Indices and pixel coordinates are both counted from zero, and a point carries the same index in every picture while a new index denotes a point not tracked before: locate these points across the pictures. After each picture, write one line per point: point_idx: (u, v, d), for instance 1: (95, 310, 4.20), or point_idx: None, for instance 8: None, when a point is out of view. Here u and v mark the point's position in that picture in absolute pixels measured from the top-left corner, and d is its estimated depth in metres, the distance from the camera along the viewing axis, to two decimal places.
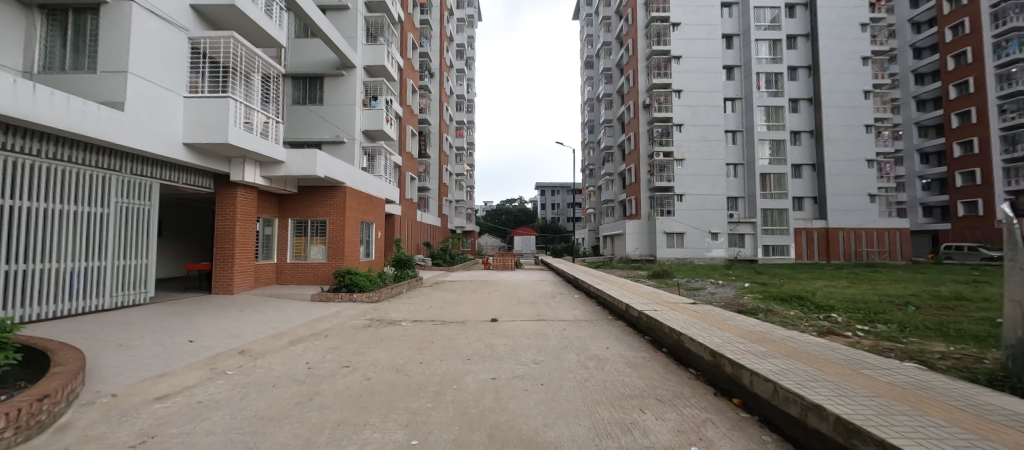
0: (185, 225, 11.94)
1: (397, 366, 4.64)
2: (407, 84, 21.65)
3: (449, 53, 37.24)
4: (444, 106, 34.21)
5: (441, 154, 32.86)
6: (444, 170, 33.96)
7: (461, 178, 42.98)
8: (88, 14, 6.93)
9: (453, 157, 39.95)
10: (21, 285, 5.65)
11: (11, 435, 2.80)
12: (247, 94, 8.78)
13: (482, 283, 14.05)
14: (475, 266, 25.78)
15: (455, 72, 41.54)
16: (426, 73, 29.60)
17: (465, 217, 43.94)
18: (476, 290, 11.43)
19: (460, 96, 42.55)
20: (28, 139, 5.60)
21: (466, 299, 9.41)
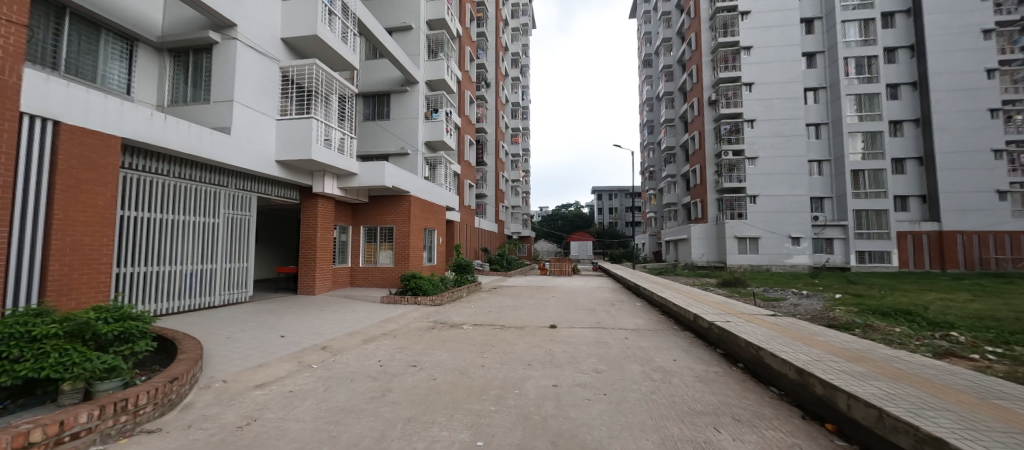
0: (276, 232, 13.46)
1: (460, 368, 4.78)
2: (465, 95, 22.49)
3: (504, 63, 38.04)
4: (501, 114, 35.01)
5: (497, 161, 33.57)
6: (500, 177, 34.61)
7: (517, 184, 43.58)
8: (204, 53, 8.10)
9: (508, 163, 40.64)
10: (157, 283, 6.81)
11: (151, 410, 3.48)
12: (328, 113, 9.66)
13: (539, 288, 14.02)
14: (531, 272, 25.88)
15: (510, 81, 42.43)
16: (483, 83, 30.50)
17: (521, 223, 44.22)
18: (534, 296, 11.45)
19: (516, 104, 43.42)
20: (159, 161, 6.77)
21: (524, 304, 9.46)
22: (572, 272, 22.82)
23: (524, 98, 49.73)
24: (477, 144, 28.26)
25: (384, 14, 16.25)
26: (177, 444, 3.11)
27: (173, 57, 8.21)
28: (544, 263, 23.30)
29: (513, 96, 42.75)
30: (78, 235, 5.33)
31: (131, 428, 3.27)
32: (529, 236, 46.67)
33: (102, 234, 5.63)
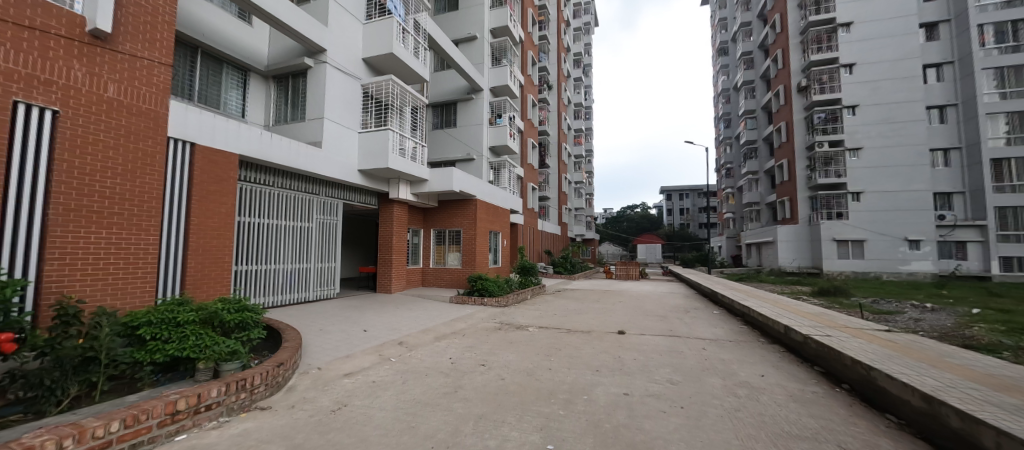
0: (358, 235, 14.75)
1: (528, 370, 4.80)
2: (528, 99, 22.72)
3: (566, 64, 37.89)
4: (563, 116, 34.83)
5: (560, 164, 33.35)
6: (563, 179, 34.36)
7: (580, 186, 43.02)
8: (300, 77, 9.13)
9: (571, 165, 40.29)
10: (265, 279, 7.84)
11: (264, 389, 4.08)
12: (402, 124, 10.34)
13: (605, 292, 13.59)
14: (596, 275, 25.20)
15: (573, 82, 42.07)
16: (545, 85, 30.62)
17: (584, 225, 43.38)
18: (600, 300, 11.16)
19: (578, 104, 42.90)
20: (266, 174, 7.81)
21: (590, 309, 9.25)
22: (639, 277, 21.81)
23: (587, 98, 48.96)
24: (540, 147, 28.41)
25: (450, 27, 17.09)
26: (283, 422, 3.56)
27: (277, 82, 9.39)
28: (609, 266, 22.60)
29: (576, 97, 42.28)
30: (208, 237, 6.32)
31: (248, 403, 3.88)
32: (592, 239, 45.67)
33: (225, 236, 6.60)
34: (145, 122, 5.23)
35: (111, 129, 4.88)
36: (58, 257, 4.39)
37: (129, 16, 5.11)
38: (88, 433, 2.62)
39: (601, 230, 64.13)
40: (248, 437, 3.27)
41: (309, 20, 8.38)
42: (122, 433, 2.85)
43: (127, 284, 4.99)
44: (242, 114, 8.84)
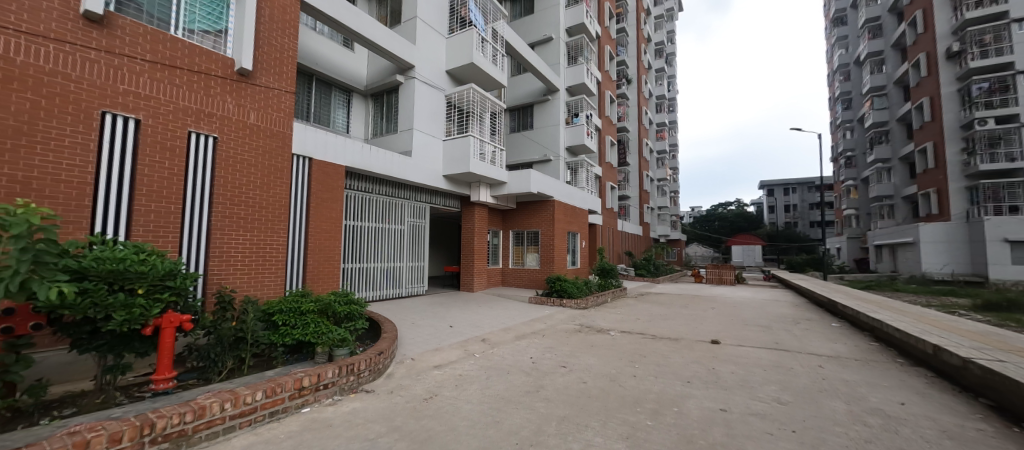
0: (443, 236, 15.76)
1: (610, 374, 4.63)
2: (606, 96, 22.07)
3: (647, 55, 36.05)
4: (644, 110, 33.11)
5: (641, 160, 31.62)
6: (645, 177, 32.64)
7: (664, 183, 40.48)
8: (393, 93, 10.05)
9: (653, 161, 38.16)
10: (366, 276, 8.79)
11: (368, 373, 4.57)
12: (482, 130, 10.77)
13: (694, 298, 12.54)
14: (683, 279, 23.35)
15: (654, 73, 39.89)
16: (623, 80, 29.48)
17: (669, 225, 40.61)
18: (689, 306, 10.32)
19: (661, 96, 40.40)
20: (366, 182, 8.75)
21: (678, 315, 8.61)
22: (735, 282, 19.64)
23: (670, 90, 45.90)
24: (619, 145, 27.34)
25: (527, 32, 17.40)
26: (384, 405, 3.95)
27: (375, 99, 10.46)
28: (698, 269, 20.79)
29: (658, 90, 39.93)
30: (322, 238, 7.25)
31: (357, 385, 4.40)
32: (678, 240, 42.52)
33: (335, 237, 7.51)
34: (276, 141, 6.23)
35: (252, 149, 5.92)
36: (216, 253, 5.43)
37: (265, 54, 6.14)
38: (241, 399, 3.34)
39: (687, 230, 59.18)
40: (357, 416, 3.70)
41: (399, 40, 9.19)
42: (264, 401, 3.52)
43: (263, 277, 5.97)
44: (347, 129, 10.04)
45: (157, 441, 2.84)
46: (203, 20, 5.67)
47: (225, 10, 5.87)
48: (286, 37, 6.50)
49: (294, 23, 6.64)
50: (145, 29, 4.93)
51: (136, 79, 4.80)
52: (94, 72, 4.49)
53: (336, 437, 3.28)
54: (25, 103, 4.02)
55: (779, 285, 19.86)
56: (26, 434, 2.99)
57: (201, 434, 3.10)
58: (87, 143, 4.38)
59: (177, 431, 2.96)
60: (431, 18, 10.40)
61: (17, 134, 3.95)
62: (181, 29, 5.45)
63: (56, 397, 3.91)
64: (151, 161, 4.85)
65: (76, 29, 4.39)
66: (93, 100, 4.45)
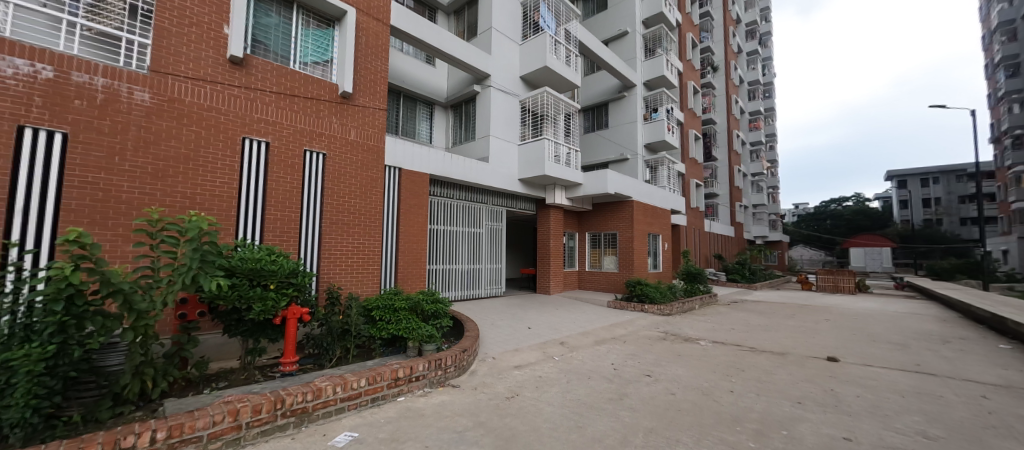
0: (519, 239, 16.08)
1: (701, 387, 4.25)
2: (688, 86, 20.55)
3: (736, 38, 32.78)
4: (734, 99, 30.10)
5: (732, 154, 28.71)
6: (737, 173, 29.59)
7: (760, 178, 36.28)
8: (470, 102, 10.54)
9: (745, 155, 34.49)
10: (449, 277, 9.33)
11: (453, 368, 4.82)
12: (557, 132, 10.75)
13: (803, 307, 10.97)
14: (787, 286, 20.57)
15: (745, 57, 36.14)
16: (709, 68, 27.19)
17: (768, 225, 36.13)
18: (795, 316, 9.09)
19: (754, 82, 36.28)
20: (447, 188, 9.28)
21: (783, 326, 7.62)
22: (855, 290, 16.74)
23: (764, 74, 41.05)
24: (704, 138, 25.20)
25: (600, 29, 17.00)
26: (469, 400, 4.14)
27: (454, 109, 11.10)
28: (806, 276, 18.17)
29: (750, 76, 35.98)
30: (411, 241, 7.86)
31: (444, 379, 4.68)
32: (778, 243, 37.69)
33: (422, 241, 8.08)
34: (372, 155, 6.95)
35: (354, 163, 6.68)
36: (327, 254, 6.20)
37: (361, 77, 6.88)
38: (349, 384, 3.77)
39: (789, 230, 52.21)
40: (446, 408, 3.93)
41: (476, 51, 9.63)
42: (368, 387, 3.92)
43: (363, 276, 6.65)
44: (429, 139, 10.80)
45: (287, 415, 3.35)
46: (314, 53, 6.56)
47: (330, 42, 6.72)
48: (378, 60, 7.18)
49: (385, 46, 7.32)
50: (272, 66, 5.87)
51: (266, 109, 5.73)
52: (237, 105, 5.47)
53: (428, 426, 3.52)
54: (192, 134, 5.05)
55: (919, 295, 16.42)
56: (196, 400, 3.74)
57: (319, 412, 3.57)
58: (233, 165, 5.34)
59: (302, 407, 3.45)
60: (506, 28, 10.72)
61: (188, 159, 4.98)
62: (298, 63, 6.37)
63: (215, 372, 4.82)
64: (278, 177, 5.74)
65: (224, 71, 5.40)
66: (237, 129, 5.43)
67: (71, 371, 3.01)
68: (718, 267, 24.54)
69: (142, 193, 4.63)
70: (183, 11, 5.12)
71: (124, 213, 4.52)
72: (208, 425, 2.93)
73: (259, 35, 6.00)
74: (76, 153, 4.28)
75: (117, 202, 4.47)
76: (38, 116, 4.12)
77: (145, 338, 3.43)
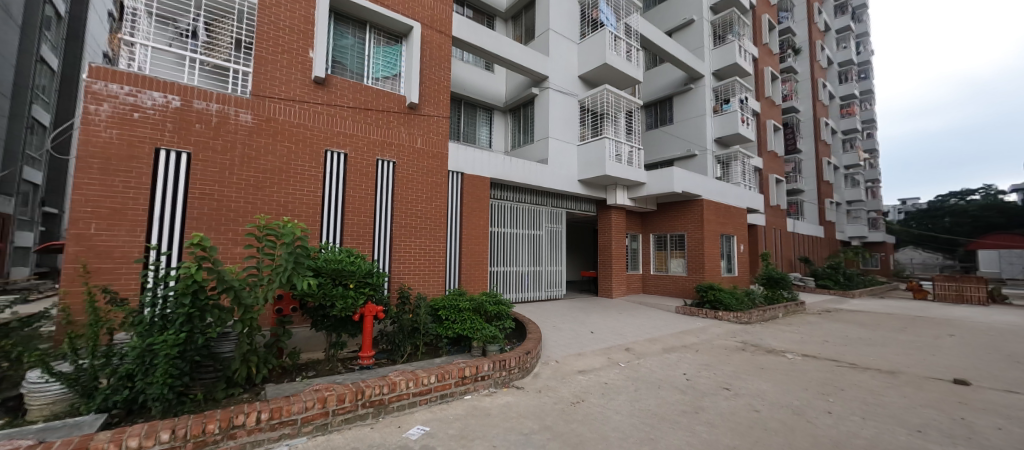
0: (578, 241, 15.82)
1: (791, 405, 3.84)
2: (765, 72, 18.78)
3: (822, 15, 29.25)
4: (821, 83, 26.86)
5: (819, 144, 25.66)
6: (826, 165, 26.34)
7: (856, 171, 31.93)
8: (529, 106, 10.62)
9: (835, 145, 30.61)
10: (510, 278, 9.48)
11: (517, 370, 4.86)
12: (617, 131, 10.43)
13: (916, 319, 9.44)
14: (893, 294, 17.84)
15: (833, 35, 32.10)
16: (788, 51, 24.61)
17: (865, 224, 31.64)
18: (907, 329, 7.84)
19: (845, 63, 32.08)
20: (507, 191, 9.43)
21: (892, 340, 6.62)
22: (987, 301, 14.03)
23: (858, 53, 36.14)
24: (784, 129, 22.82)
25: (662, 20, 16.22)
26: (534, 403, 4.15)
27: (513, 113, 11.26)
28: (918, 283, 15.63)
29: (840, 56, 31.86)
30: (473, 244, 8.09)
31: (508, 380, 4.73)
32: (878, 244, 32.92)
33: (483, 243, 8.26)
34: (436, 161, 7.27)
35: (419, 169, 7.04)
36: (398, 256, 6.61)
37: (426, 88, 7.25)
38: (420, 380, 3.95)
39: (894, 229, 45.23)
40: (511, 409, 3.97)
41: (534, 54, 9.68)
42: (437, 384, 4.09)
43: (429, 277, 6.97)
44: (489, 144, 11.07)
45: (366, 405, 3.60)
46: (384, 68, 7.04)
47: (398, 57, 7.16)
48: (441, 70, 7.51)
49: (447, 56, 7.62)
50: (349, 83, 6.40)
51: (344, 123, 6.26)
52: (320, 120, 6.03)
53: (494, 426, 3.57)
54: (285, 150, 5.66)
55: None
56: (291, 386, 4.17)
57: (394, 405, 3.78)
58: (317, 174, 5.90)
59: (379, 399, 3.68)
60: (564, 28, 10.65)
61: (282, 172, 5.60)
62: (371, 79, 6.88)
63: (305, 362, 5.35)
64: (354, 184, 6.23)
65: (310, 91, 5.99)
66: (320, 142, 5.99)
67: (196, 355, 3.52)
68: (803, 270, 22.05)
69: (247, 202, 5.31)
70: (277, 40, 5.78)
71: (232, 219, 5.20)
72: (301, 410, 3.24)
73: (339, 56, 6.58)
74: (197, 169, 5.02)
75: (227, 210, 5.16)
76: (170, 140, 4.90)
77: (250, 330, 3.89)
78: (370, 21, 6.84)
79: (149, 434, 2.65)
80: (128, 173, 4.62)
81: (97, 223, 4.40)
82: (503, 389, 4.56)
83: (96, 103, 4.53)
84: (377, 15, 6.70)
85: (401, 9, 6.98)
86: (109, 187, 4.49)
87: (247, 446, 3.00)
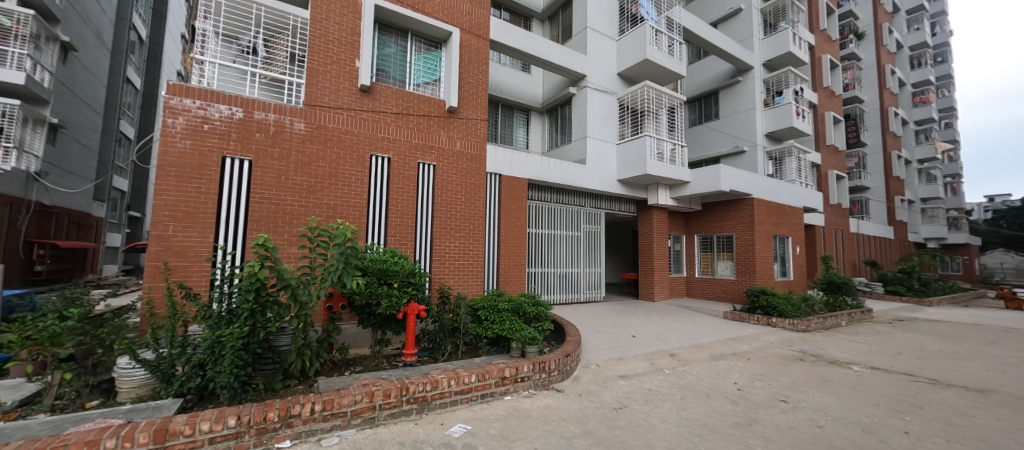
0: (617, 243, 15.46)
1: (860, 422, 3.52)
2: (822, 60, 17.40)
3: None
4: (888, 70, 24.45)
5: (887, 136, 23.39)
6: (895, 159, 23.94)
7: (931, 165, 28.79)
8: (566, 105, 10.53)
9: (905, 137, 27.77)
10: (548, 280, 9.44)
11: (557, 373, 4.81)
12: (659, 128, 10.10)
13: (1011, 332, 8.35)
14: (980, 303, 15.87)
15: (903, 16, 29.10)
16: (849, 37, 22.65)
17: (944, 224, 28.40)
18: (999, 343, 6.96)
19: (918, 46, 29.03)
20: (545, 192, 9.41)
21: (982, 355, 5.90)
22: None
23: (933, 35, 32.58)
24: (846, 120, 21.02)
25: (706, 11, 15.51)
26: (576, 406, 4.09)
27: (550, 113, 11.21)
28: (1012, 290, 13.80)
29: (912, 38, 28.88)
30: (510, 245, 8.12)
31: (548, 382, 4.70)
32: (959, 246, 29.47)
33: (520, 244, 8.27)
34: (475, 163, 7.39)
35: (458, 171, 7.17)
36: (439, 256, 6.78)
37: (465, 92, 7.39)
38: (461, 379, 4.01)
39: (979, 230, 40.21)
40: (552, 412, 3.94)
41: (572, 54, 9.59)
42: (477, 383, 4.13)
43: (468, 277, 7.08)
44: (527, 145, 11.12)
45: (410, 401, 3.71)
46: (424, 74, 7.24)
47: (438, 63, 7.35)
48: (479, 73, 7.61)
49: (485, 59, 7.71)
50: (392, 90, 6.65)
51: (387, 128, 6.50)
52: (365, 126, 6.31)
53: (535, 428, 3.56)
54: (334, 156, 5.97)
55: None
56: (341, 380, 4.40)
57: (437, 402, 3.87)
58: (362, 178, 6.16)
59: (422, 395, 3.78)
60: (602, 25, 10.47)
61: (331, 176, 5.91)
62: (412, 85, 7.10)
63: (353, 357, 5.61)
64: (397, 188, 6.46)
65: (356, 98, 6.29)
66: (366, 148, 6.27)
67: (258, 347, 3.79)
68: (868, 275, 20.25)
69: (301, 205, 5.66)
70: (327, 52, 6.11)
71: (288, 222, 5.56)
72: (351, 403, 3.39)
73: (383, 64, 6.87)
74: (257, 175, 5.42)
75: (283, 213, 5.52)
76: (234, 149, 5.32)
77: (305, 325, 4.13)
78: (412, 29, 7.08)
79: (218, 419, 2.87)
80: (200, 179, 5.06)
81: (174, 225, 4.86)
82: (543, 391, 4.54)
83: (172, 116, 5.01)
84: (418, 23, 6.92)
85: (440, 15, 7.16)
86: (184, 192, 4.95)
87: (303, 434, 3.17)
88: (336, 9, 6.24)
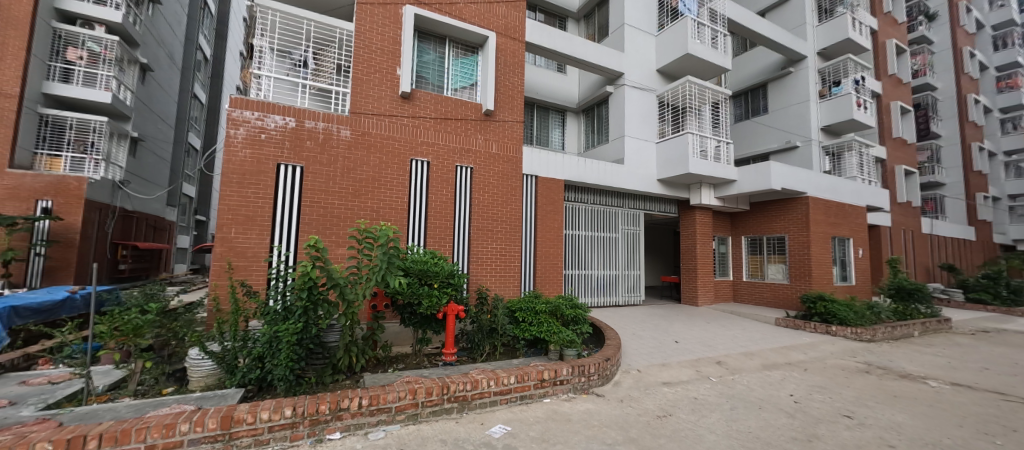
0: (656, 245, 14.98)
1: (939, 443, 3.19)
2: (886, 45, 15.96)
3: None
4: (966, 53, 21.99)
5: (965, 126, 21.05)
6: (976, 152, 21.45)
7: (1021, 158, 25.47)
8: (603, 105, 10.37)
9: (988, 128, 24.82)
10: (585, 282, 9.32)
11: (596, 377, 4.73)
12: (701, 125, 9.70)
13: None
14: None
15: None
16: (917, 19, 20.63)
17: None
18: None
19: (1002, 24, 25.89)
20: (582, 193, 9.31)
21: None
22: None
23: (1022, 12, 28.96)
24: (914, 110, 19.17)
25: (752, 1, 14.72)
26: (617, 412, 4.01)
27: (586, 113, 11.09)
28: None
29: (996, 16, 25.74)
30: (546, 246, 8.09)
31: (587, 386, 4.63)
32: None
33: (556, 246, 8.21)
34: (510, 166, 7.43)
35: (494, 173, 7.24)
36: (476, 257, 6.88)
37: (500, 95, 7.45)
38: (499, 380, 4.04)
39: None
40: (593, 417, 3.88)
41: (608, 52, 9.43)
42: (515, 385, 4.14)
43: (504, 278, 7.12)
44: (562, 147, 11.06)
45: (451, 400, 3.78)
46: (462, 79, 7.39)
47: (475, 67, 7.47)
48: (515, 76, 7.67)
49: (521, 61, 7.75)
50: (431, 96, 6.84)
51: (426, 132, 6.69)
52: (405, 131, 6.53)
53: (575, 433, 3.52)
54: (376, 161, 6.22)
55: None
56: (385, 377, 4.57)
57: (476, 402, 3.93)
58: (402, 181, 6.37)
59: (462, 395, 3.85)
60: (640, 22, 10.22)
61: (374, 181, 6.16)
62: (450, 90, 7.26)
63: (396, 355, 5.80)
64: (436, 190, 6.63)
65: (396, 105, 6.52)
66: (407, 152, 6.48)
67: (311, 343, 4.01)
68: (944, 281, 18.28)
69: (348, 208, 5.94)
70: (370, 61, 6.38)
71: (336, 224, 5.86)
72: (395, 400, 3.51)
73: (423, 71, 7.08)
74: (309, 181, 5.76)
75: (331, 217, 5.83)
76: (288, 157, 5.68)
77: (352, 323, 4.32)
78: (450, 35, 7.24)
79: (276, 409, 3.07)
80: (258, 186, 5.45)
81: (236, 228, 5.26)
82: (581, 395, 4.48)
83: (234, 128, 5.42)
84: (456, 29, 7.07)
85: (477, 21, 7.28)
86: (245, 197, 5.35)
87: (351, 428, 3.33)
88: (379, 21, 6.50)
